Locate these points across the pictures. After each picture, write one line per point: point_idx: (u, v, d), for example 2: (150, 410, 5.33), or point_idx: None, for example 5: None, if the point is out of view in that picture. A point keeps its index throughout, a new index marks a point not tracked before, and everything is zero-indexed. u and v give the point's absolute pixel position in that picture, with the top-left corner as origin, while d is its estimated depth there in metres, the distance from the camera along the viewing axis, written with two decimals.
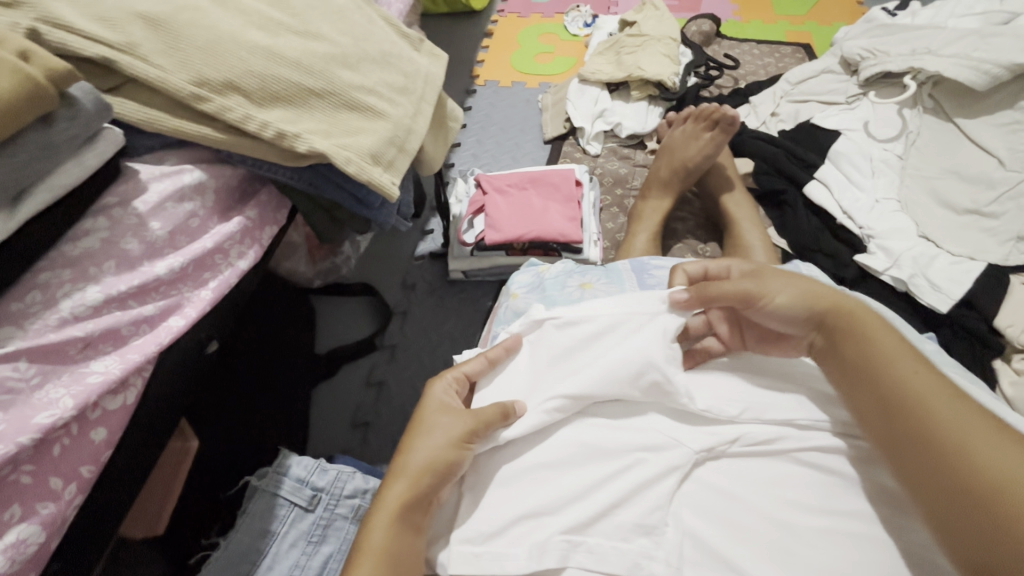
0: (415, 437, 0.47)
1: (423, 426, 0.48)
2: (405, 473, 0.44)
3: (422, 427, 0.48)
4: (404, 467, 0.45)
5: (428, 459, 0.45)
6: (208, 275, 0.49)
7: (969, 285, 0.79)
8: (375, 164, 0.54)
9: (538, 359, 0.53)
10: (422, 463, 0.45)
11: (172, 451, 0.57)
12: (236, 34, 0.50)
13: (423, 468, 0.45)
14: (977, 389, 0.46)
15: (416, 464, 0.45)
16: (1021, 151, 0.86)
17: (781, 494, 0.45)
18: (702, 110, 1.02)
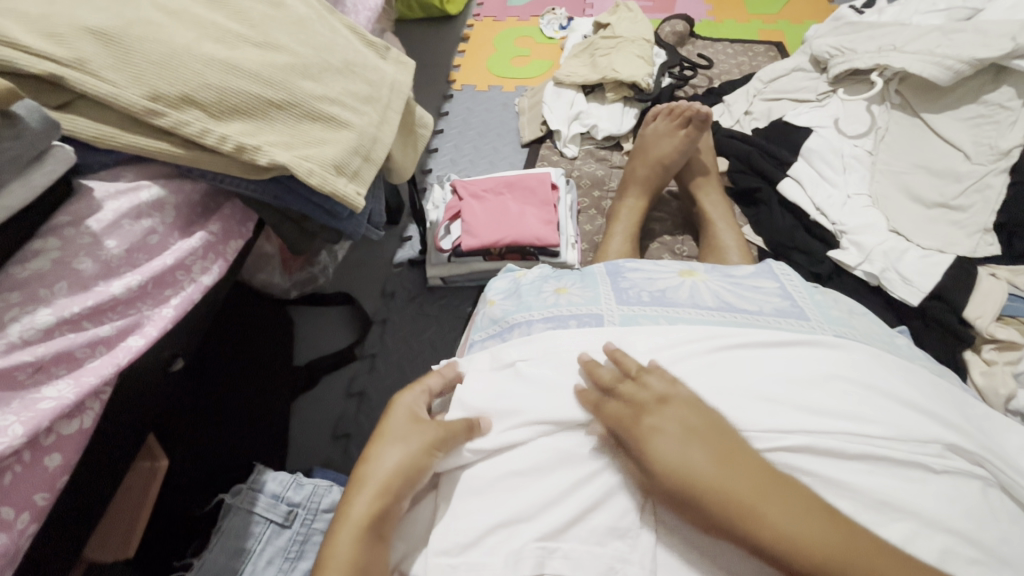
0: (382, 447, 0.48)
1: (390, 436, 0.49)
2: (370, 482, 0.45)
3: (389, 437, 0.49)
4: (367, 477, 0.46)
5: (396, 469, 0.46)
6: (170, 292, 0.49)
7: (939, 277, 0.80)
8: (339, 175, 0.54)
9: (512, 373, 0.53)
10: (389, 473, 0.46)
11: (140, 471, 0.55)
12: (191, 47, 0.49)
13: (387, 477, 0.45)
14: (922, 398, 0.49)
15: (384, 473, 0.46)
16: (985, 144, 0.88)
17: None
18: (675, 109, 1.03)
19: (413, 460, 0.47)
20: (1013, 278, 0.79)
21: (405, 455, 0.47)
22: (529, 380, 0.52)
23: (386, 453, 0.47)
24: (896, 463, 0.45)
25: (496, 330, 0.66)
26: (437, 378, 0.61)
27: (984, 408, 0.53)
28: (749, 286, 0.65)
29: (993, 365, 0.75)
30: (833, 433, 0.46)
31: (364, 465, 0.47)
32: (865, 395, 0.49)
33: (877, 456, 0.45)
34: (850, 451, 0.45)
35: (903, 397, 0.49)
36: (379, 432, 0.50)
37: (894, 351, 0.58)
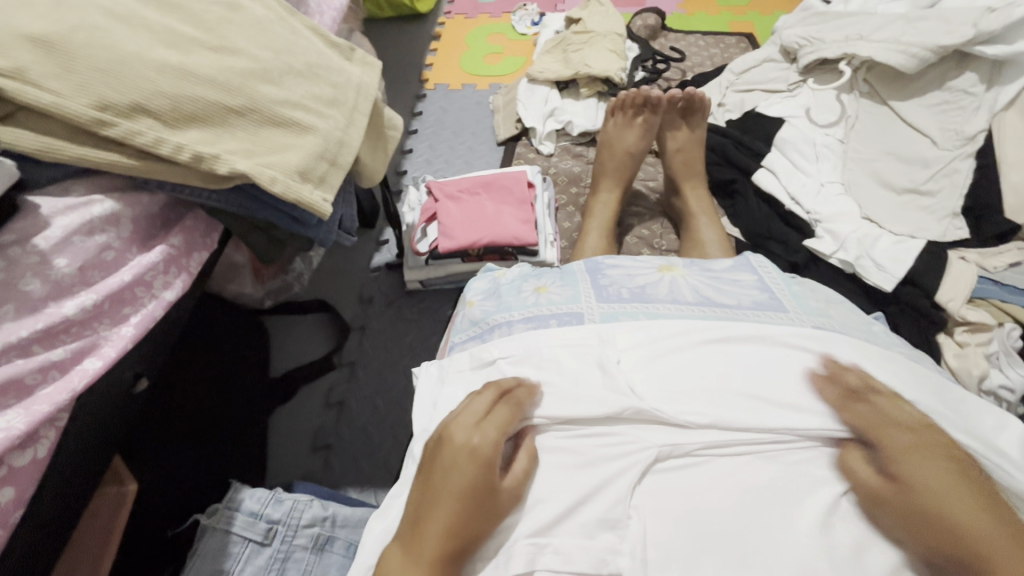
0: (449, 489, 0.42)
1: (455, 474, 0.43)
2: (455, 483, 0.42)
3: (451, 474, 0.43)
4: (448, 473, 0.43)
5: (472, 512, 0.41)
6: (129, 310, 0.47)
7: (911, 263, 0.81)
8: (304, 181, 0.52)
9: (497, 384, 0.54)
10: (466, 518, 0.41)
11: (109, 497, 0.54)
12: (140, 52, 0.47)
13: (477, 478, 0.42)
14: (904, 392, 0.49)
15: (459, 518, 0.41)
16: (951, 130, 0.90)
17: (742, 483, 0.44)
18: (624, 97, 1.03)
19: (486, 496, 0.42)
20: (982, 261, 0.81)
21: (477, 495, 0.42)
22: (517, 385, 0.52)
23: (455, 492, 0.41)
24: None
25: (476, 332, 0.65)
26: (420, 384, 0.61)
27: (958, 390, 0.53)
28: (728, 279, 0.65)
29: (966, 347, 0.77)
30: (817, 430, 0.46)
31: (429, 510, 0.41)
32: None
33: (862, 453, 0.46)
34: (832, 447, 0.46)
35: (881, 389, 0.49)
36: (439, 466, 0.43)
37: (871, 338, 0.59)
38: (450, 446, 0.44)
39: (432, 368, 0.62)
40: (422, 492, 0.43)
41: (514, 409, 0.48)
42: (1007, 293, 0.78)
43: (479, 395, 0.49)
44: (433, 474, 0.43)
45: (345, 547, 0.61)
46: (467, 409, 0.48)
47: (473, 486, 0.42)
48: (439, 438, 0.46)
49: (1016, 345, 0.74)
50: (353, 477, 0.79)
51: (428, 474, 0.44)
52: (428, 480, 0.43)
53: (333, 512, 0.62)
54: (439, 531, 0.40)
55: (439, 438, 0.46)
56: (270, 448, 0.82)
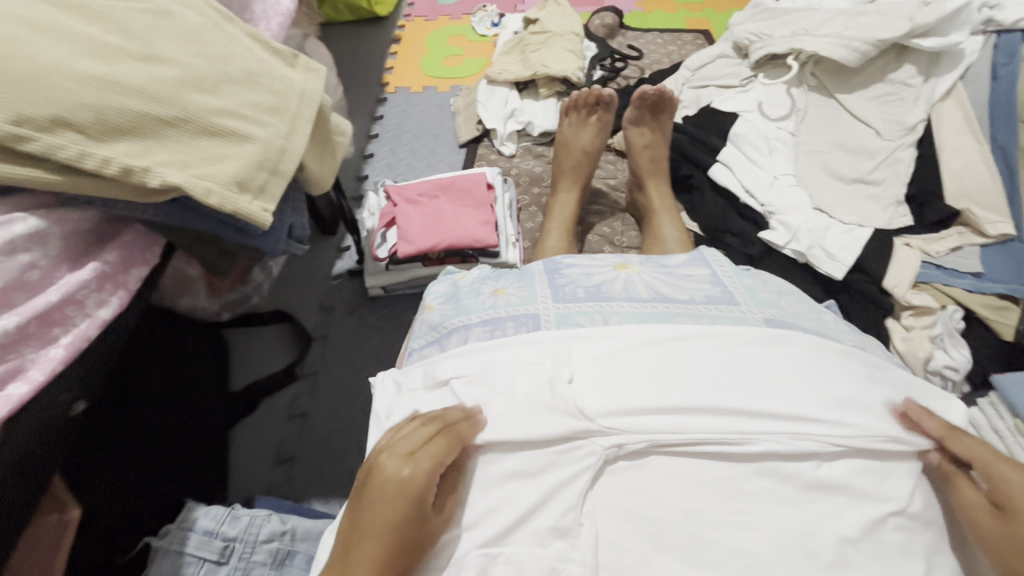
0: (372, 523, 0.41)
1: (380, 510, 0.41)
2: (377, 522, 0.41)
3: (376, 509, 0.42)
4: (372, 513, 0.41)
5: (394, 552, 0.40)
6: (59, 330, 0.45)
7: (859, 251, 0.84)
8: (242, 192, 0.51)
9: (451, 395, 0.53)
10: (385, 558, 0.40)
11: (50, 525, 0.51)
12: (61, 64, 0.45)
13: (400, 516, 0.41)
14: (858, 391, 0.49)
15: (378, 558, 0.40)
16: (893, 120, 0.93)
17: (693, 478, 0.44)
18: (578, 97, 1.06)
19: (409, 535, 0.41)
20: (925, 246, 0.84)
21: (401, 532, 0.41)
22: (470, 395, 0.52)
23: (376, 529, 0.40)
24: (824, 447, 0.45)
25: (433, 337, 0.64)
26: (378, 401, 0.59)
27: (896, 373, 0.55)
28: (681, 275, 0.66)
29: (912, 330, 0.80)
30: (774, 435, 0.45)
31: (350, 548, 0.40)
32: (801, 391, 0.48)
33: (816, 454, 0.45)
34: (788, 451, 0.45)
35: (839, 390, 0.48)
36: (364, 500, 0.42)
37: (819, 327, 0.60)
38: (378, 478, 0.43)
39: (388, 379, 0.61)
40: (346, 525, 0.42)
41: (452, 440, 0.46)
42: (948, 277, 0.81)
43: (418, 426, 0.47)
44: (359, 508, 0.42)
45: (306, 561, 0.60)
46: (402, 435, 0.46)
47: (393, 526, 0.41)
48: (369, 467, 0.45)
49: (957, 327, 0.78)
50: (318, 489, 0.78)
51: (355, 506, 0.43)
52: (353, 512, 0.43)
53: (292, 526, 0.61)
54: (355, 572, 0.39)
55: (370, 468, 0.45)
56: (232, 465, 0.81)
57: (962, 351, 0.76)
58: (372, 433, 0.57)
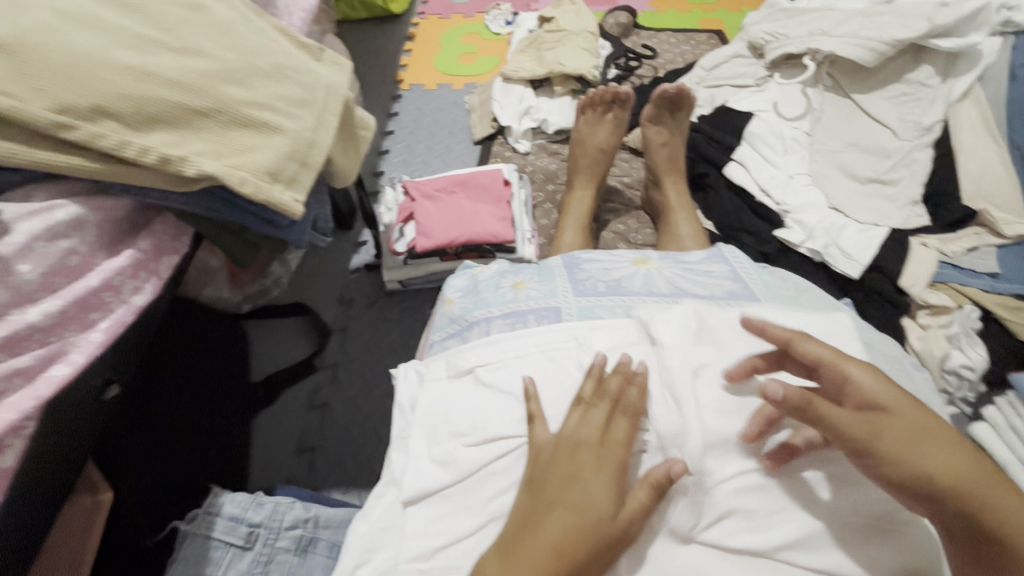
0: (564, 503, 0.41)
1: (573, 493, 0.42)
2: (571, 503, 0.41)
3: (565, 491, 0.42)
4: (564, 493, 0.42)
5: (587, 536, 0.40)
6: (97, 315, 0.46)
7: (875, 250, 0.84)
8: (274, 182, 0.52)
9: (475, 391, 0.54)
10: (576, 542, 0.40)
11: (81, 507, 0.53)
12: (101, 55, 0.46)
13: (592, 500, 0.41)
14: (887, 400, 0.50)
15: (567, 538, 0.40)
16: (910, 121, 0.93)
17: None
18: (595, 95, 1.06)
19: (604, 526, 0.40)
20: (942, 247, 0.84)
21: (596, 521, 0.40)
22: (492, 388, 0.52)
23: (570, 508, 0.41)
24: None
25: (454, 328, 0.65)
26: (401, 391, 0.60)
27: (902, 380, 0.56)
28: (701, 270, 0.67)
29: (928, 330, 0.80)
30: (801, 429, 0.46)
31: (539, 523, 0.41)
32: None
33: None
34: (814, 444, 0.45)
35: None
36: (552, 481, 0.43)
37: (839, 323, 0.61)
38: (562, 461, 0.44)
39: (410, 370, 0.62)
40: (529, 501, 0.43)
41: (634, 420, 0.45)
42: (965, 277, 0.81)
43: (593, 408, 0.46)
44: (546, 488, 0.43)
45: (329, 548, 0.60)
46: (582, 419, 0.46)
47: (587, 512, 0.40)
48: (552, 450, 0.45)
49: (975, 326, 0.77)
50: (336, 479, 0.79)
51: (538, 483, 0.44)
52: (538, 488, 0.43)
53: (315, 514, 0.62)
54: (549, 547, 0.39)
55: (551, 449, 0.45)
56: (252, 452, 0.82)
57: (979, 350, 0.75)
58: (395, 423, 0.58)
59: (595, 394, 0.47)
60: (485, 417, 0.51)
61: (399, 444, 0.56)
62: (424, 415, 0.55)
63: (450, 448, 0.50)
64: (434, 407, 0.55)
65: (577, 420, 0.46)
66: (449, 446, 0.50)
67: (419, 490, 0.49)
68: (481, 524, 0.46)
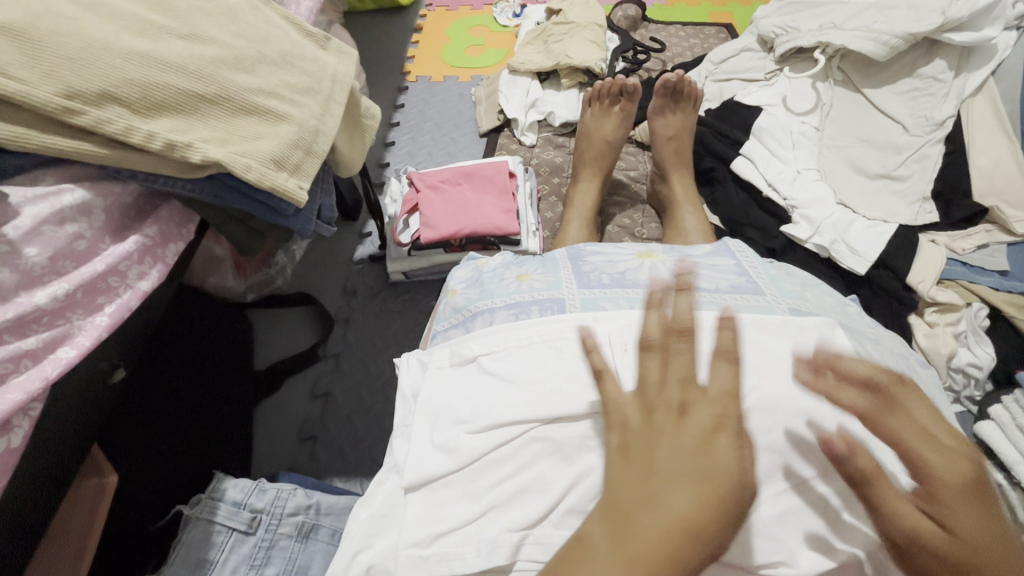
0: (677, 463, 0.33)
1: (691, 455, 0.34)
2: (699, 475, 0.32)
3: (664, 456, 0.34)
4: (682, 466, 0.33)
5: (717, 500, 0.32)
6: (103, 300, 0.47)
7: (883, 247, 0.83)
8: (279, 169, 0.52)
9: (477, 380, 0.53)
10: (711, 513, 0.32)
11: (87, 488, 0.54)
12: (108, 40, 0.46)
13: (721, 476, 0.33)
14: None
15: (703, 508, 0.32)
16: (921, 116, 0.92)
17: None
18: (601, 87, 1.06)
19: (734, 491, 0.33)
20: (950, 243, 0.84)
21: (728, 486, 0.33)
22: (494, 376, 0.52)
23: (697, 478, 0.32)
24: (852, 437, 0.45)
25: (458, 319, 0.65)
26: (405, 381, 0.61)
27: (910, 377, 0.55)
28: (706, 264, 0.66)
29: (935, 327, 0.79)
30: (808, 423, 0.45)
31: (661, 493, 0.32)
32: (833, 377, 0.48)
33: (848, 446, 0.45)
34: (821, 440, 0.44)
35: None
36: (659, 440, 0.35)
37: (845, 319, 0.60)
38: (670, 423, 0.36)
39: (413, 360, 0.62)
40: (630, 469, 0.35)
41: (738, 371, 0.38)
42: (974, 275, 0.80)
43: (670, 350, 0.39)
44: (653, 448, 0.35)
45: (330, 535, 0.62)
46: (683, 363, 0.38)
47: (720, 476, 0.33)
48: (649, 404, 0.38)
49: (982, 325, 0.77)
50: (338, 468, 0.79)
51: (638, 444, 0.36)
52: (638, 450, 0.35)
53: (317, 501, 0.63)
54: (670, 522, 0.31)
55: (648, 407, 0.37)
56: (256, 439, 0.82)
57: (986, 349, 0.75)
58: (398, 412, 0.59)
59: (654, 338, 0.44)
60: (488, 403, 0.51)
61: (403, 432, 0.56)
62: (427, 402, 0.55)
63: (454, 434, 0.50)
64: (438, 397, 0.55)
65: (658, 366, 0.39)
66: (452, 433, 0.50)
67: (419, 477, 0.49)
68: (480, 512, 0.46)
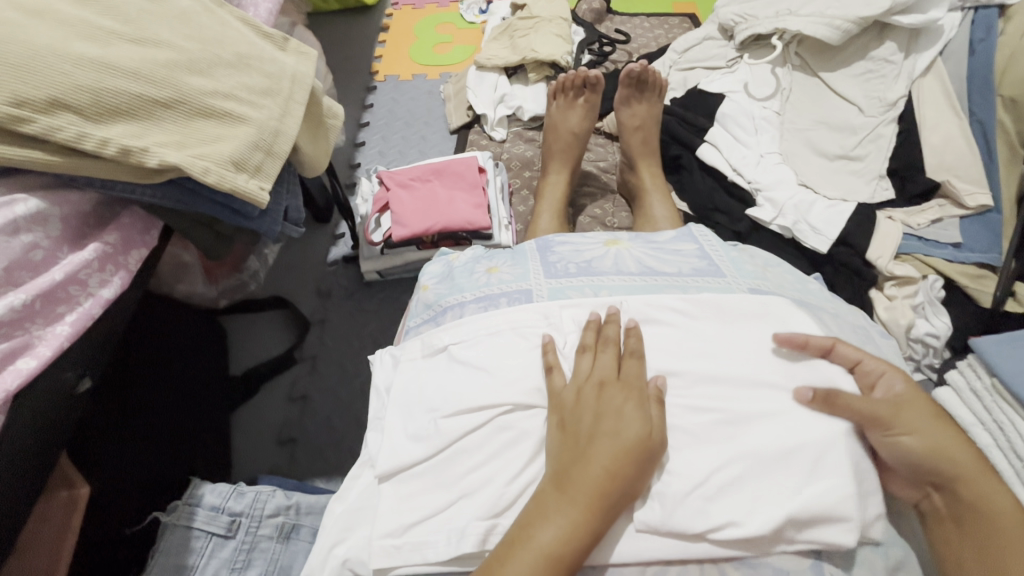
0: (600, 438, 0.44)
1: (606, 420, 0.45)
2: (604, 432, 0.44)
3: (600, 441, 0.44)
4: (592, 428, 0.45)
5: (630, 462, 0.43)
6: (64, 309, 0.46)
7: (843, 225, 0.86)
8: (239, 171, 0.52)
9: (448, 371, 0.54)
10: (622, 461, 0.43)
11: (58, 502, 0.53)
12: (56, 46, 0.46)
13: (624, 431, 0.44)
14: None
15: (616, 460, 0.43)
16: (875, 97, 0.95)
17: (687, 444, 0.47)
18: (567, 79, 1.07)
19: (639, 447, 0.44)
20: (906, 219, 0.87)
21: (642, 446, 0.44)
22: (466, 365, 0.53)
23: (604, 432, 0.44)
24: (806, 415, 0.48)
25: (429, 314, 0.66)
26: (377, 374, 0.61)
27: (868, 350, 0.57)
28: (670, 250, 0.68)
29: (894, 300, 0.82)
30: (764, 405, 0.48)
31: (584, 451, 0.44)
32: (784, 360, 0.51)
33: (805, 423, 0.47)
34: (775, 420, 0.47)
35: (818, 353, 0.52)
36: (586, 417, 0.46)
37: (803, 296, 0.62)
38: (589, 399, 0.47)
39: (387, 355, 0.62)
40: (566, 443, 0.46)
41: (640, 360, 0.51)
42: (929, 248, 0.84)
43: (600, 354, 0.51)
44: (582, 421, 0.46)
45: (311, 533, 0.62)
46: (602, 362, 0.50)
47: (627, 437, 0.44)
48: (578, 391, 0.48)
49: (938, 296, 0.81)
50: (319, 468, 0.80)
51: (573, 426, 0.46)
52: (575, 432, 0.46)
53: (297, 501, 0.63)
54: (598, 473, 0.42)
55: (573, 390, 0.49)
56: (234, 445, 0.82)
57: (943, 319, 0.80)
58: (371, 406, 0.59)
59: (598, 342, 0.52)
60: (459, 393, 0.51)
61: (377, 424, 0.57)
62: (399, 393, 0.56)
63: (428, 424, 0.51)
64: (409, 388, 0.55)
65: (588, 364, 0.50)
66: (426, 424, 0.51)
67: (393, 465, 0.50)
68: (455, 498, 0.47)
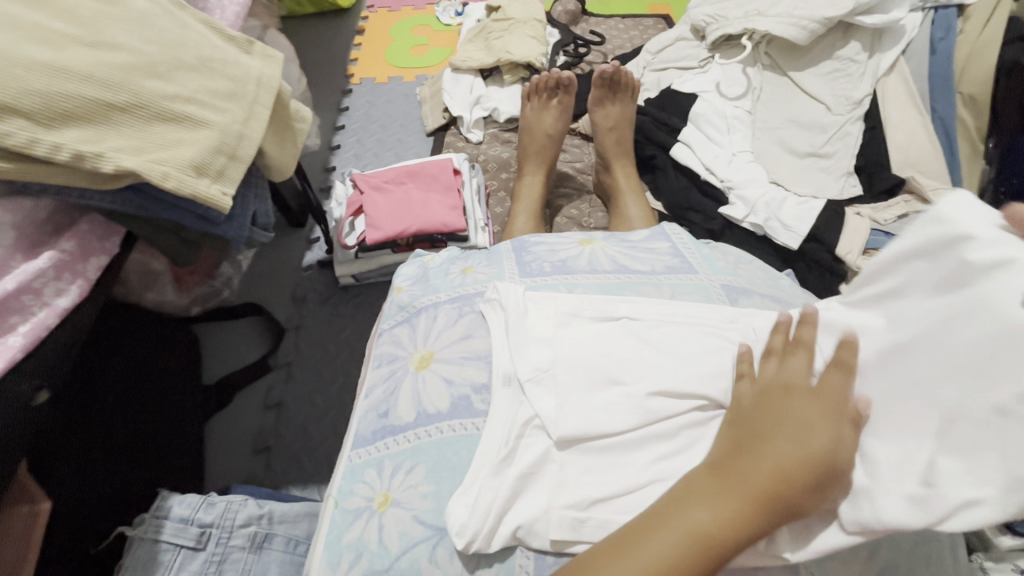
0: (780, 440, 0.36)
1: (785, 421, 0.37)
2: (789, 436, 0.36)
3: (781, 444, 0.36)
4: (767, 434, 0.37)
5: (811, 481, 0.34)
6: (17, 319, 0.46)
7: (812, 222, 0.88)
8: (200, 176, 0.51)
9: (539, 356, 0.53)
10: (802, 476, 0.35)
11: (16, 518, 0.51)
12: (4, 49, 0.45)
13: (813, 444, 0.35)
14: None
15: (794, 474, 0.34)
16: (842, 96, 0.97)
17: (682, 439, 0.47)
18: (541, 81, 1.07)
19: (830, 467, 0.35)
20: (875, 215, 0.88)
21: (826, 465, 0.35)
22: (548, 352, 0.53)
23: (789, 438, 0.36)
24: None
25: (402, 316, 0.65)
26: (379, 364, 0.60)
27: None
28: (643, 248, 0.68)
29: None
30: None
31: (750, 454, 0.36)
32: None
33: None
34: None
35: None
36: (763, 418, 0.38)
37: (773, 294, 0.63)
38: (775, 403, 0.38)
39: (383, 349, 0.62)
40: (733, 443, 0.38)
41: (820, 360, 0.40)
42: None
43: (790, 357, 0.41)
44: (761, 421, 0.38)
45: (284, 542, 0.61)
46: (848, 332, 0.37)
47: (816, 451, 0.35)
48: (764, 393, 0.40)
49: None
50: (295, 476, 0.78)
51: (747, 425, 0.38)
52: (750, 430, 0.38)
53: (269, 510, 0.62)
54: (769, 476, 0.35)
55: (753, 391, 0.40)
56: (208, 454, 0.81)
57: None
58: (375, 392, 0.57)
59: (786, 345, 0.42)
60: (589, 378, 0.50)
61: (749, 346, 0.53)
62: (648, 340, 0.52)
63: (612, 398, 0.48)
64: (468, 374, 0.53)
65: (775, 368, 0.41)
66: (609, 397, 0.48)
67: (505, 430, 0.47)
68: (643, 483, 0.44)
